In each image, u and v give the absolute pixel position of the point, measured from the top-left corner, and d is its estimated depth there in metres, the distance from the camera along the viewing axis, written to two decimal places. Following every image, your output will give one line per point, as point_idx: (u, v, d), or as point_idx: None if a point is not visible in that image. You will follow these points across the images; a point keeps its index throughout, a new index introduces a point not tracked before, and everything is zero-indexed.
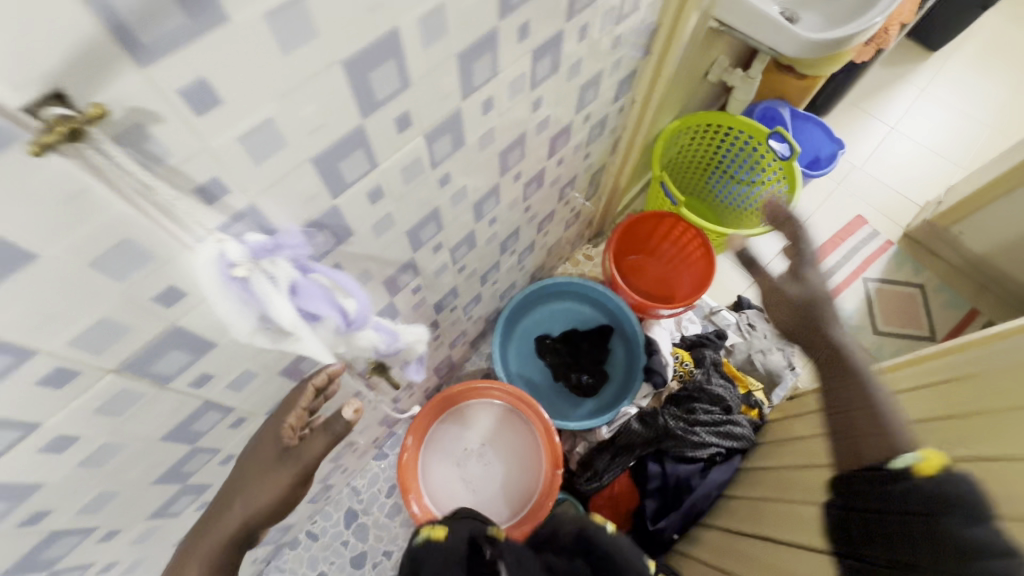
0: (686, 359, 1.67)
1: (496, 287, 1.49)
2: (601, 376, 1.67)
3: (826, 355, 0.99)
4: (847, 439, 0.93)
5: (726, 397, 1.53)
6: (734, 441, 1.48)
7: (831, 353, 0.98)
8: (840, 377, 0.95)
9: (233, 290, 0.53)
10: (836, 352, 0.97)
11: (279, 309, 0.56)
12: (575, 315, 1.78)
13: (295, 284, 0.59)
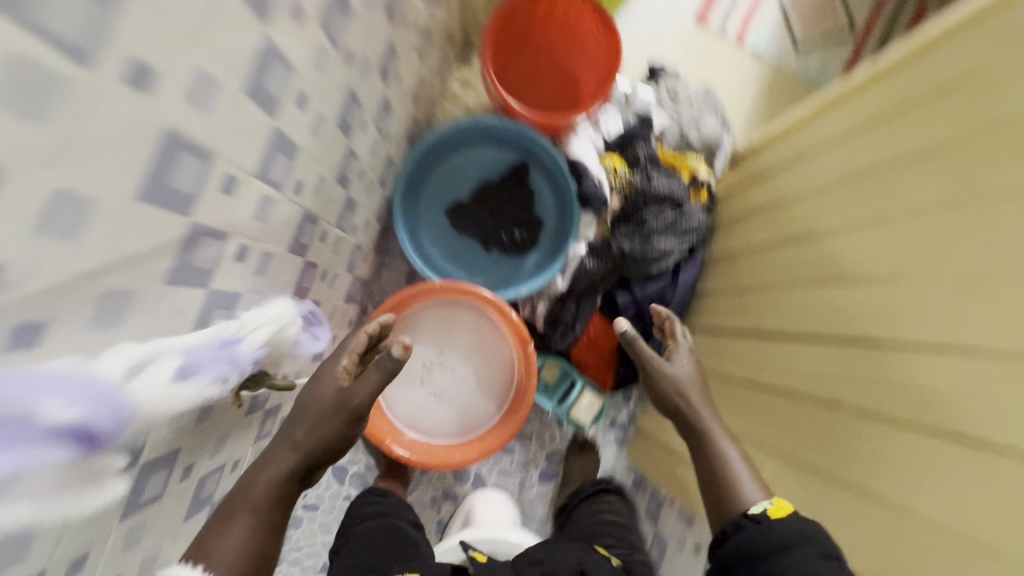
0: (618, 165, 1.38)
1: (367, 177, 1.12)
2: (534, 225, 1.44)
3: (667, 406, 1.08)
4: (705, 464, 0.99)
5: (673, 192, 1.34)
6: (692, 235, 1.37)
7: (689, 424, 1.05)
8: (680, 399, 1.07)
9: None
10: (694, 418, 1.05)
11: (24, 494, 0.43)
12: (479, 165, 1.46)
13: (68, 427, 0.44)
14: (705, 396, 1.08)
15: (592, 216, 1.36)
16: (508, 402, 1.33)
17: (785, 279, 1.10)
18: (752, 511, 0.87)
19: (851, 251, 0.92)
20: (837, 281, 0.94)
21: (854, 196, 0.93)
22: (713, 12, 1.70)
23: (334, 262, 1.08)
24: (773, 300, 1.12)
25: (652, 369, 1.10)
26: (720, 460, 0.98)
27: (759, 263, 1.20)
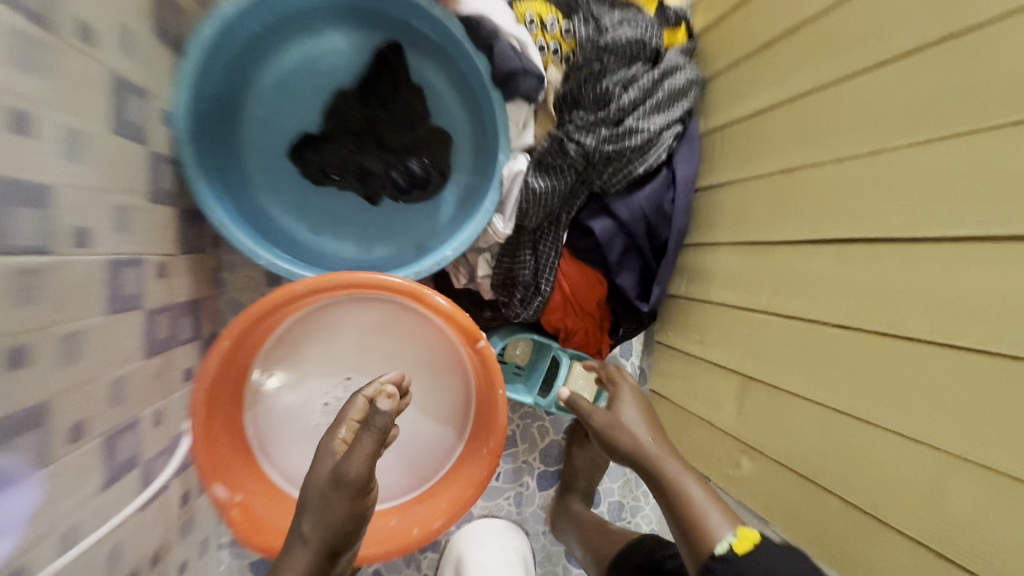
0: (544, 11, 0.85)
1: (65, 133, 0.54)
2: (439, 142, 0.89)
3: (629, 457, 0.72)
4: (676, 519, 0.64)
5: (640, 36, 0.83)
6: (682, 100, 0.86)
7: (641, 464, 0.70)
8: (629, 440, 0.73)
9: None
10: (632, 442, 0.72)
11: None
12: (318, 67, 0.87)
13: None
14: (653, 432, 0.74)
15: (526, 106, 0.83)
16: (472, 419, 0.88)
17: (795, 158, 0.71)
18: (719, 549, 0.58)
19: (926, 93, 0.54)
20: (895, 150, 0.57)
21: None
22: None
23: (56, 320, 0.53)
24: (784, 195, 0.72)
25: (611, 435, 0.75)
26: (680, 492, 0.65)
27: (754, 141, 0.79)
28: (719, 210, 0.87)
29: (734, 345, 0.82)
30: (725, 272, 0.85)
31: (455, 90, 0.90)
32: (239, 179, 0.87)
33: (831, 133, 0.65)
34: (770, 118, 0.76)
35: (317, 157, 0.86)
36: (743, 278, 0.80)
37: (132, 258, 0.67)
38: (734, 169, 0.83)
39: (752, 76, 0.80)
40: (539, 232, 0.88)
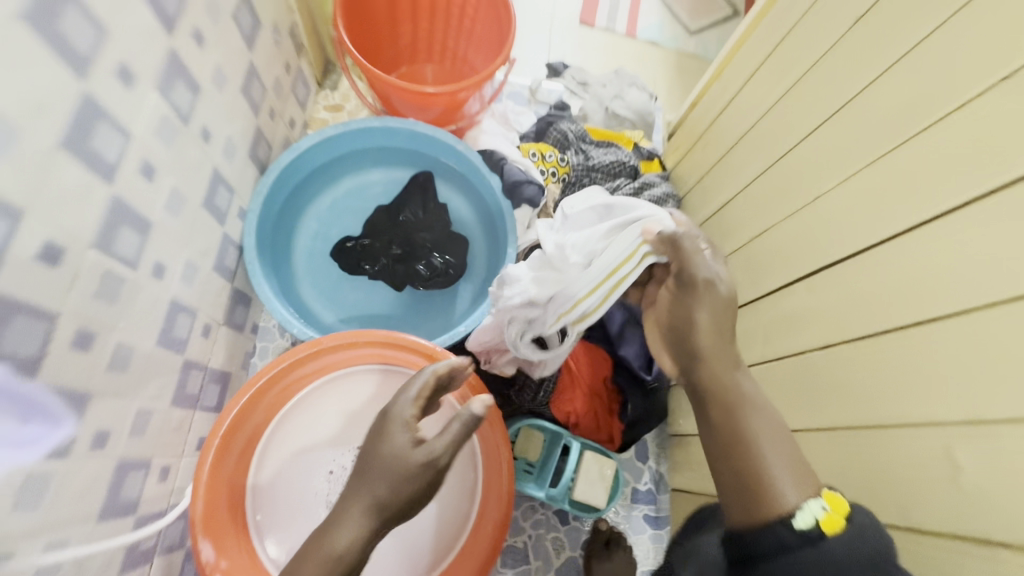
0: (545, 148, 1.08)
1: (172, 192, 0.70)
2: (459, 246, 1.04)
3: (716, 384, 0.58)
4: (736, 470, 0.53)
5: (622, 159, 1.06)
6: (663, 206, 1.04)
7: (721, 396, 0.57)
8: (708, 373, 0.58)
9: None
10: (704, 356, 0.59)
11: None
12: (367, 193, 1.11)
13: None
14: (719, 329, 0.60)
15: (531, 212, 1.01)
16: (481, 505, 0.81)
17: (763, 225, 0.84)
18: (802, 521, 0.49)
19: (843, 149, 0.68)
20: (834, 192, 0.69)
21: (827, 86, 0.72)
22: (597, 12, 1.56)
23: (118, 328, 0.61)
24: (762, 254, 0.83)
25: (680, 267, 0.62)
26: (745, 425, 0.55)
27: (732, 221, 0.93)
28: None
29: None
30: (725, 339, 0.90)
31: (473, 210, 1.10)
32: (288, 275, 1.02)
33: (785, 200, 0.79)
34: (744, 200, 0.90)
35: (357, 254, 1.02)
36: (747, 336, 0.85)
37: (186, 308, 0.76)
38: (720, 250, 0.95)
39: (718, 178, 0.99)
40: (636, 286, 0.73)
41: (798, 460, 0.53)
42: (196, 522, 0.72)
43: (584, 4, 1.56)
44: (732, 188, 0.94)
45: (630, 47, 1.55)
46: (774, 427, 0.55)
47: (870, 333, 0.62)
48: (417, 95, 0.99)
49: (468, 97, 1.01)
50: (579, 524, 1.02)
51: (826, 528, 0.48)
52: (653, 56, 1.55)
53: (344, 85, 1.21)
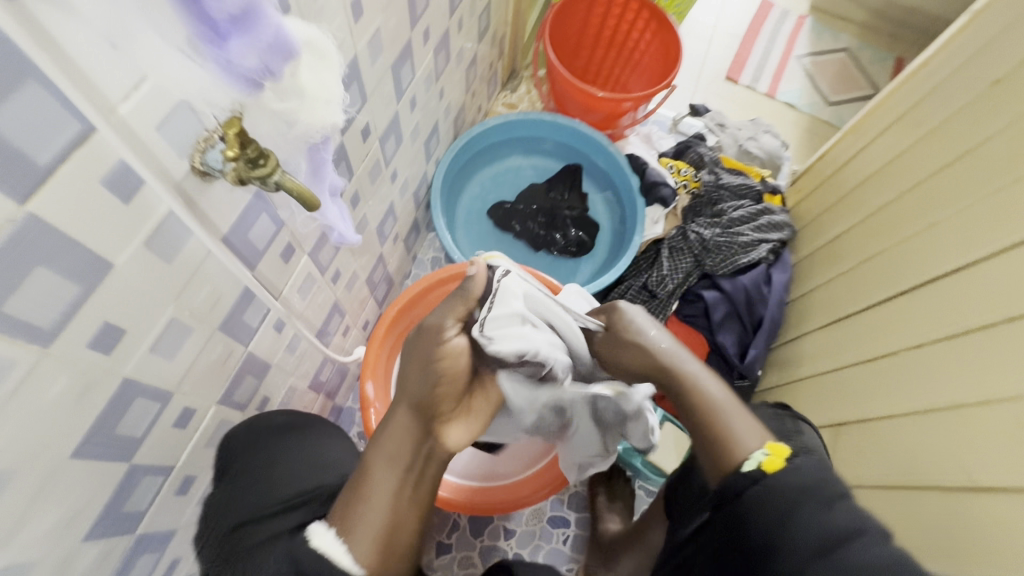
0: (681, 165, 1.25)
1: (415, 126, 0.95)
2: (592, 226, 1.24)
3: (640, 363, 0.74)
4: (698, 423, 0.69)
5: (749, 184, 1.19)
6: (780, 232, 1.15)
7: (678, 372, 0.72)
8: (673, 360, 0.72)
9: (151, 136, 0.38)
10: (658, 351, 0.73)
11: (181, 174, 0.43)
12: (524, 172, 1.33)
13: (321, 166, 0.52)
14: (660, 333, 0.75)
15: (661, 209, 1.18)
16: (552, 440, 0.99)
17: (871, 251, 0.94)
18: (747, 467, 0.62)
19: (958, 187, 0.79)
20: (943, 222, 0.79)
21: (955, 135, 0.83)
22: (742, 72, 1.74)
23: (367, 204, 0.85)
24: (865, 275, 0.93)
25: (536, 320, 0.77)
26: (703, 394, 0.70)
27: (839, 247, 1.03)
28: (810, 309, 1.06)
29: (829, 404, 0.90)
30: (814, 349, 0.99)
31: (607, 203, 1.30)
32: (451, 220, 1.24)
33: (900, 230, 0.88)
34: (856, 231, 1.00)
35: (509, 215, 1.23)
36: (834, 347, 0.94)
37: (392, 213, 1.00)
38: (823, 272, 1.06)
39: (832, 216, 1.10)
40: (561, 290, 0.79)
41: (753, 422, 0.67)
42: (365, 367, 0.92)
43: (731, 64, 1.75)
44: (846, 222, 1.04)
45: (767, 106, 1.70)
46: (722, 405, 0.68)
47: (959, 335, 0.70)
48: (589, 97, 1.21)
49: (628, 109, 1.22)
50: (643, 494, 1.11)
51: (766, 469, 0.61)
52: (788, 117, 1.69)
53: (521, 89, 1.47)
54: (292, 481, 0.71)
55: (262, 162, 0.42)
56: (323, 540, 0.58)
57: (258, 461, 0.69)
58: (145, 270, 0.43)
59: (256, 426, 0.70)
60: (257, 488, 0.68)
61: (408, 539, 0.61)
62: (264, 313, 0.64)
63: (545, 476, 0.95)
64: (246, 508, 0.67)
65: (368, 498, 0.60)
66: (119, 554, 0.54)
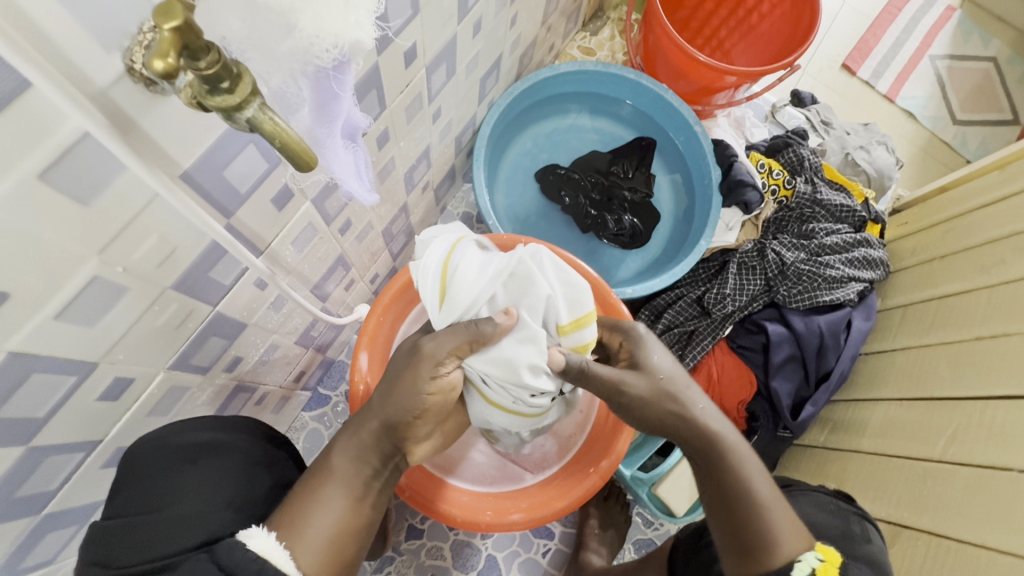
0: (773, 164, 1.04)
1: (473, 57, 0.76)
2: (652, 217, 1.06)
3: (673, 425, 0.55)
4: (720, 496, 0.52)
5: (852, 206, 1.00)
6: (872, 270, 0.98)
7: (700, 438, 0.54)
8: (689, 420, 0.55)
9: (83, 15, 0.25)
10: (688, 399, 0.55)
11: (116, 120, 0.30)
12: (588, 133, 1.13)
13: (323, 99, 0.35)
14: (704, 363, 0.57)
15: (740, 214, 1.00)
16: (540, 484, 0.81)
17: (993, 331, 0.76)
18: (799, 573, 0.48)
19: None
20: None
21: None
22: (862, 63, 1.46)
23: (398, 146, 0.68)
24: (977, 357, 0.76)
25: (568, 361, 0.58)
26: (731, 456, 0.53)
27: (950, 312, 0.85)
28: (889, 371, 0.90)
29: (894, 497, 0.77)
30: (885, 422, 0.85)
31: (673, 193, 1.11)
32: (492, 175, 1.07)
33: None
34: (976, 296, 0.82)
35: (560, 182, 1.05)
36: (911, 430, 0.79)
37: (427, 158, 0.83)
38: (922, 334, 0.88)
39: (950, 269, 0.89)
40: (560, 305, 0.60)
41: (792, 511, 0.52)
42: (362, 334, 0.80)
43: (852, 50, 1.48)
44: (965, 284, 0.85)
45: (881, 111, 1.44)
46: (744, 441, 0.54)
47: None
48: (686, 59, 0.99)
49: (727, 85, 1.00)
50: (639, 522, 1.01)
51: None
52: (901, 128, 1.43)
53: (604, 32, 1.24)
54: (173, 536, 0.49)
55: (225, 85, 0.25)
56: (262, 542, 0.45)
57: (145, 495, 0.51)
58: (41, 211, 0.29)
59: (155, 442, 0.52)
60: (139, 535, 0.49)
61: (358, 546, 0.50)
62: (240, 270, 0.50)
63: (532, 496, 0.79)
64: (118, 558, 0.48)
65: (320, 496, 0.49)
66: (15, 536, 0.44)
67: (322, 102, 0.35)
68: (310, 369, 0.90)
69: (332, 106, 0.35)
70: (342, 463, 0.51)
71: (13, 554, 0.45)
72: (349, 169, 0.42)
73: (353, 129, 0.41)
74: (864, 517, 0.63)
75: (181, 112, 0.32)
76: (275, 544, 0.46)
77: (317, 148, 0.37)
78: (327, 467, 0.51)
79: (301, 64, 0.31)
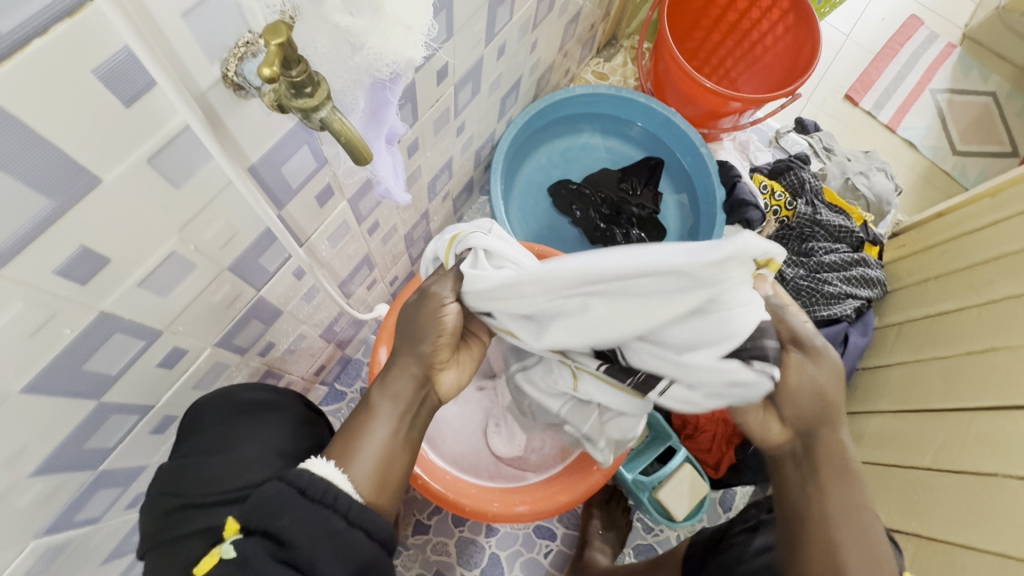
0: (775, 186, 1.09)
1: (497, 77, 0.83)
2: (659, 232, 1.12)
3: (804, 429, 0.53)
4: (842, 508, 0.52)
5: (850, 227, 1.05)
6: (870, 289, 1.02)
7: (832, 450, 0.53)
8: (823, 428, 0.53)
9: (202, 34, 0.31)
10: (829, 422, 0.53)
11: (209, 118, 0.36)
12: (599, 152, 1.19)
13: (376, 111, 0.41)
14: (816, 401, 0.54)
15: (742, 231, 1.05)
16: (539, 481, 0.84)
17: (984, 347, 0.79)
18: None
19: None
20: None
21: None
22: (864, 94, 1.53)
23: (425, 155, 0.75)
24: (968, 371, 0.80)
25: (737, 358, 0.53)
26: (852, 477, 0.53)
27: (943, 330, 0.89)
28: (884, 385, 0.93)
29: (889, 504, 0.80)
30: (880, 434, 0.88)
31: (680, 211, 1.16)
32: (507, 188, 1.13)
33: None
34: (967, 315, 0.86)
35: (572, 197, 1.11)
36: (905, 439, 0.82)
37: (449, 169, 0.89)
38: (916, 349, 0.92)
39: (944, 289, 0.93)
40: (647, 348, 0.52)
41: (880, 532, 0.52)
42: (382, 330, 0.85)
43: (854, 82, 1.54)
44: (956, 303, 0.89)
45: (882, 140, 1.50)
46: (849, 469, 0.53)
47: None
48: (694, 86, 1.05)
49: (732, 111, 1.06)
50: (640, 527, 1.03)
51: None
52: (902, 157, 1.49)
53: (617, 59, 1.31)
54: (241, 471, 0.57)
55: (308, 90, 0.31)
56: (323, 467, 0.48)
57: (211, 443, 0.58)
58: (144, 191, 0.35)
59: (221, 397, 0.60)
60: (210, 471, 0.57)
61: (405, 472, 0.53)
62: (284, 258, 0.55)
63: (534, 492, 0.82)
64: (191, 489, 0.56)
65: (369, 429, 0.52)
66: (75, 488, 0.49)
67: (373, 113, 0.41)
68: (330, 363, 0.95)
69: (382, 114, 0.42)
70: (384, 400, 0.54)
71: (70, 506, 0.50)
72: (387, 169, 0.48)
73: (394, 134, 0.47)
74: None
75: (259, 113, 0.39)
76: (336, 470, 0.48)
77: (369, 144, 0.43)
78: (370, 406, 0.54)
79: (362, 76, 0.37)
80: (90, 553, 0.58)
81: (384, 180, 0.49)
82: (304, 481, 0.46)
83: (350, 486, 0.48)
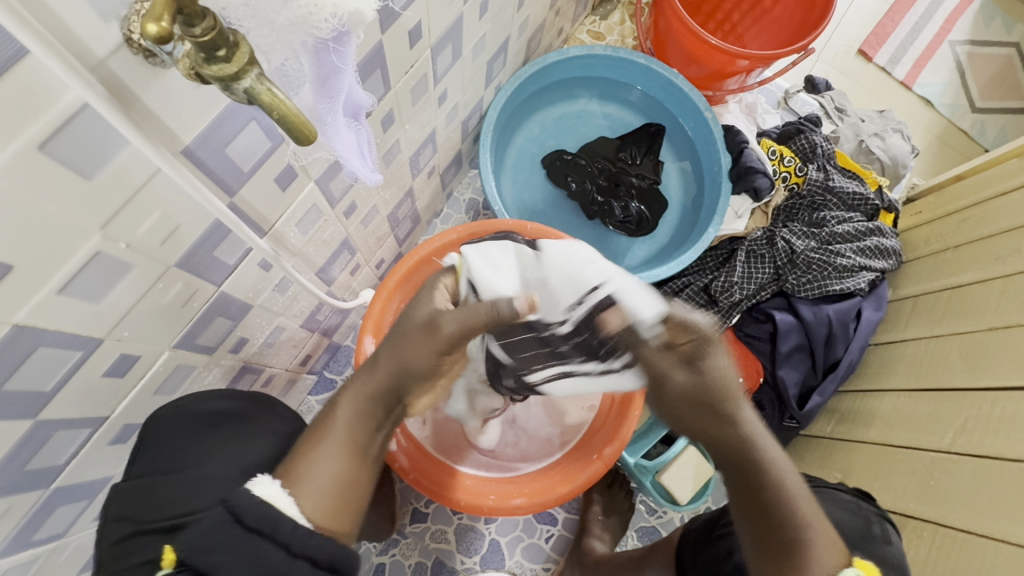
0: (784, 151, 1.02)
1: (480, 37, 0.75)
2: (660, 204, 1.05)
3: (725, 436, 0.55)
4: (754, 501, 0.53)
5: (864, 194, 0.98)
6: (883, 260, 0.96)
7: (743, 446, 0.54)
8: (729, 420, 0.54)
9: None
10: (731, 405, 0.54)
11: (112, 92, 0.29)
12: (596, 119, 1.11)
13: (318, 73, 0.34)
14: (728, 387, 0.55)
15: (749, 202, 0.99)
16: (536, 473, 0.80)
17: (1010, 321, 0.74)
18: None
19: None
20: None
21: None
22: (879, 49, 1.43)
23: (403, 129, 0.68)
24: (990, 347, 0.75)
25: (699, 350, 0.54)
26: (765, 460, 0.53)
27: (963, 301, 0.83)
28: (898, 362, 0.89)
29: (902, 487, 0.76)
30: (894, 413, 0.84)
31: (683, 180, 1.09)
32: (498, 161, 1.06)
33: None
34: (988, 287, 0.80)
35: (567, 169, 1.04)
36: (919, 420, 0.79)
37: (432, 143, 0.82)
38: (934, 324, 0.87)
39: (965, 259, 0.88)
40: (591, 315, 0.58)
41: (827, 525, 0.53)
42: (366, 319, 0.79)
43: (868, 36, 1.44)
44: (978, 274, 0.83)
45: (898, 98, 1.41)
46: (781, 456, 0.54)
47: None
48: (697, 43, 0.97)
49: (739, 70, 0.98)
50: (643, 510, 1.01)
51: None
52: (919, 116, 1.40)
53: (614, 17, 1.22)
54: (191, 495, 0.54)
55: (222, 53, 0.25)
56: (267, 488, 0.46)
57: (169, 458, 0.55)
58: (38, 181, 0.29)
59: (181, 410, 0.55)
60: (163, 492, 0.54)
61: (364, 497, 0.50)
62: (244, 251, 0.50)
63: (529, 484, 0.78)
64: (144, 513, 0.53)
65: (321, 447, 0.50)
66: (25, 510, 0.45)
67: (319, 72, 0.34)
68: (316, 353, 0.91)
69: (330, 81, 0.35)
70: None
71: (23, 527, 0.46)
72: (355, 155, 0.41)
73: (357, 106, 0.40)
74: (885, 518, 0.63)
75: (183, 87, 0.32)
76: (280, 491, 0.46)
77: (324, 123, 0.37)
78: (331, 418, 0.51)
79: (300, 36, 0.31)
80: (60, 569, 0.55)
81: (355, 161, 0.42)
82: (243, 507, 0.43)
83: (296, 510, 0.46)
